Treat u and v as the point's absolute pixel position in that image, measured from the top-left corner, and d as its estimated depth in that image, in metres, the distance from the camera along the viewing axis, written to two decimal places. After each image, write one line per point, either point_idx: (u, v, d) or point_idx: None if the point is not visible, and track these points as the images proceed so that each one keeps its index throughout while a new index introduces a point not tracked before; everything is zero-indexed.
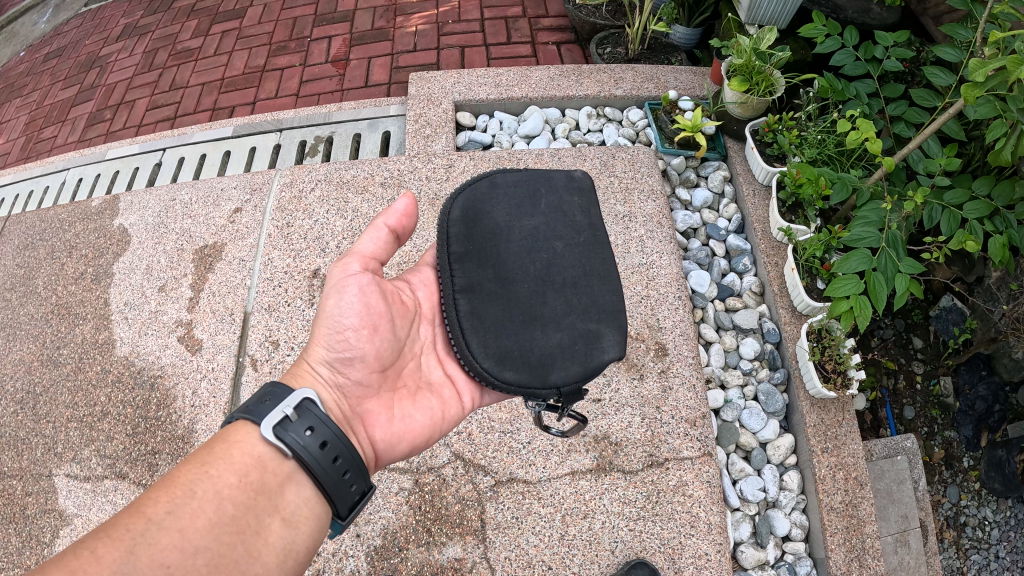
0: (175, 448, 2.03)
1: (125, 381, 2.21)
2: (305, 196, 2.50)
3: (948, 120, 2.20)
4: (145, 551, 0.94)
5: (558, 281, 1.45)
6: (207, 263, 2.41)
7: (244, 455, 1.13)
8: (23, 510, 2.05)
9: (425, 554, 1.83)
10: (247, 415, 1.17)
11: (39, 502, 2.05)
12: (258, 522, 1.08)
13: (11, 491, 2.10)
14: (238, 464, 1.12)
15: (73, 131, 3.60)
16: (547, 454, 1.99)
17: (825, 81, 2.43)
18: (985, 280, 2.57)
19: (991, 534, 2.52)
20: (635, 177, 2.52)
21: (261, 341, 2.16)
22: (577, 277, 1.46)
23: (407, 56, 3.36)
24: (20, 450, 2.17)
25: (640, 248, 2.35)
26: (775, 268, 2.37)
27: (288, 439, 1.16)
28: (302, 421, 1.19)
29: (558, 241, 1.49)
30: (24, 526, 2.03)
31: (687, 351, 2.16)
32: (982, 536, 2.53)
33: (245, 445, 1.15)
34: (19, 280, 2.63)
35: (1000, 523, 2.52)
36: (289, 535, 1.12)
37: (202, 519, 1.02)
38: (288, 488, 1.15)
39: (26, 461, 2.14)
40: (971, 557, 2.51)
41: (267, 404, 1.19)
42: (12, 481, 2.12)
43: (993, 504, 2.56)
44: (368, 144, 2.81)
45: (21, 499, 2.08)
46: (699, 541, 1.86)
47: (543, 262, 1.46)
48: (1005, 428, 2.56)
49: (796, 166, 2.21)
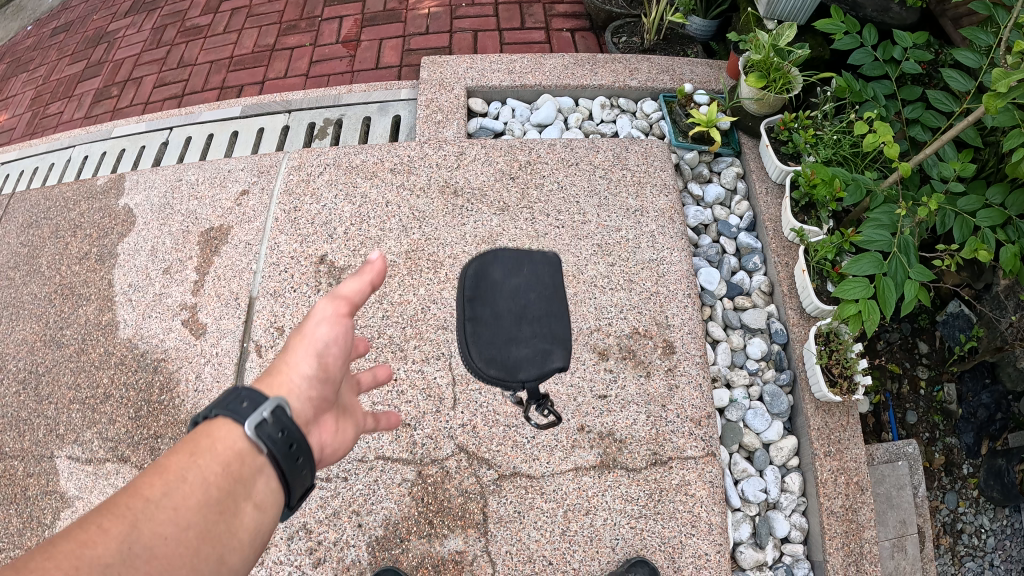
0: (177, 433, 2.08)
1: (128, 363, 2.23)
2: (313, 180, 2.44)
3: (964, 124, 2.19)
4: (147, 524, 0.92)
5: (530, 303, 1.43)
6: (213, 246, 2.37)
7: (227, 446, 1.07)
8: (24, 490, 2.10)
9: (426, 546, 1.85)
10: (225, 406, 1.09)
11: (39, 483, 2.10)
12: (236, 507, 1.04)
13: (11, 471, 2.14)
14: (223, 453, 1.06)
15: (80, 107, 3.57)
16: (551, 449, 1.97)
17: (843, 81, 2.40)
18: (994, 287, 2.57)
19: (986, 543, 2.54)
20: (647, 171, 2.39)
21: (266, 327, 2.15)
22: (544, 302, 1.44)
23: (420, 39, 3.32)
24: (21, 430, 2.21)
25: (650, 244, 2.25)
26: (786, 269, 2.33)
27: (268, 434, 1.09)
28: (280, 419, 1.11)
29: (531, 269, 1.48)
30: (24, 507, 2.07)
31: (695, 350, 2.09)
32: (977, 544, 2.55)
33: (230, 437, 1.08)
34: (22, 259, 2.62)
35: (996, 531, 2.53)
36: (261, 519, 1.08)
37: (193, 498, 1.00)
38: (262, 477, 1.10)
39: (28, 442, 2.19)
40: (966, 565, 2.53)
41: (252, 400, 1.11)
42: (14, 462, 2.15)
43: (990, 513, 2.56)
44: (377, 128, 2.75)
45: (22, 480, 2.12)
46: (699, 541, 1.86)
47: (518, 288, 1.45)
48: (1006, 437, 2.52)
49: (812, 167, 2.18)
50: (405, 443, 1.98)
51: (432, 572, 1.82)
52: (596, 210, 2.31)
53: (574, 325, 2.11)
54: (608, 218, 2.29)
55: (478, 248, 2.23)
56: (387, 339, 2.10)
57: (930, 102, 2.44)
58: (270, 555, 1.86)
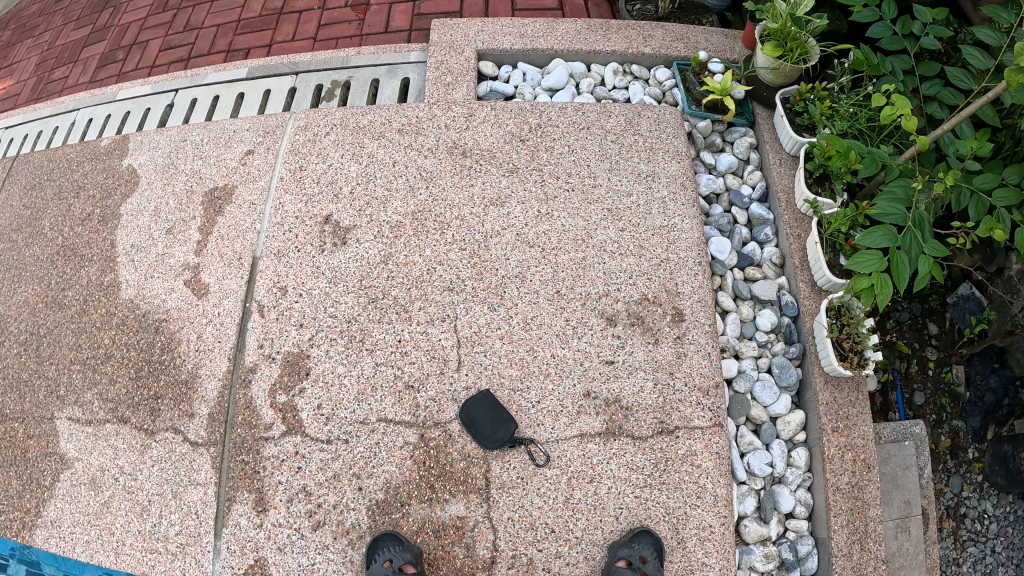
0: (178, 393, 2.08)
1: (130, 324, 2.22)
2: (319, 140, 2.38)
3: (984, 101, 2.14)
4: None
5: None
6: (216, 206, 2.33)
7: None
8: (24, 452, 2.14)
9: (427, 510, 1.87)
10: None
11: (40, 445, 2.13)
12: None
13: (13, 433, 2.18)
14: None
15: (85, 72, 3.54)
16: (556, 414, 1.94)
17: (861, 53, 2.33)
18: (1006, 272, 2.50)
19: (989, 529, 2.53)
20: (660, 137, 2.33)
21: (269, 287, 2.13)
22: None
23: (430, 2, 3.25)
24: (22, 392, 2.23)
25: (662, 210, 2.20)
26: (798, 241, 2.29)
27: None
28: None
29: None
30: (25, 469, 2.12)
31: (704, 319, 2.06)
32: (979, 529, 2.54)
33: None
34: (25, 221, 2.60)
35: (999, 518, 2.53)
36: None
37: None
38: None
39: (28, 404, 2.20)
40: (968, 550, 2.52)
41: None
42: (15, 424, 2.19)
43: (993, 499, 2.55)
44: (386, 90, 2.70)
45: (22, 442, 2.15)
46: (703, 513, 1.86)
47: None
48: (1012, 423, 2.51)
49: (827, 138, 2.12)
50: (408, 406, 1.96)
51: (432, 536, 1.85)
52: (607, 174, 2.26)
53: (583, 290, 2.08)
54: (618, 182, 2.25)
55: (486, 209, 2.20)
56: (391, 300, 2.08)
57: (949, 79, 2.37)
58: (270, 517, 1.89)
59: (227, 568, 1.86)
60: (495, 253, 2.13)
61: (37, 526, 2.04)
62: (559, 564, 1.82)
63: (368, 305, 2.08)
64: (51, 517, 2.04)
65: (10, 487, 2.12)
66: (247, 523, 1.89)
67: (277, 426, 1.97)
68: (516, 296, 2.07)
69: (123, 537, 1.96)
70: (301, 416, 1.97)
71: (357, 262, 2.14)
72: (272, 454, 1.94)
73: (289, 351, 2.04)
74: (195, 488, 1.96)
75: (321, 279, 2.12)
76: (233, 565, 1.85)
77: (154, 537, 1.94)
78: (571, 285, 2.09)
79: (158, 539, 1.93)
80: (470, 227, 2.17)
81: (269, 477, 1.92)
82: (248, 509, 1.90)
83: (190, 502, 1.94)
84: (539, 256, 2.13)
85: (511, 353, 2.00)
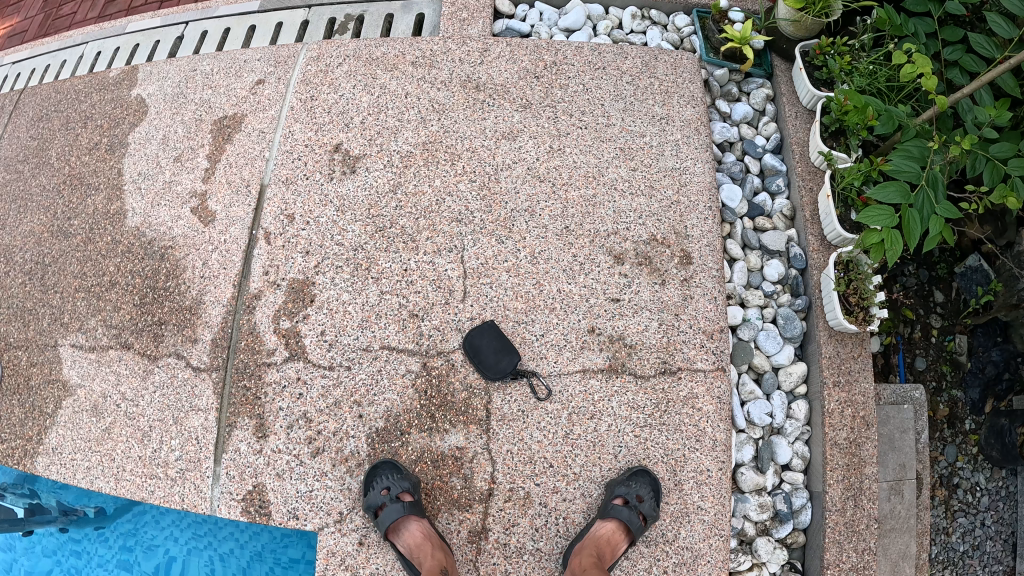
0: (183, 319, 2.08)
1: (136, 252, 2.21)
2: (331, 71, 2.35)
3: (1005, 70, 2.09)
4: None
5: None
6: (225, 134, 2.31)
7: None
8: (27, 380, 2.15)
9: (426, 440, 1.89)
10: None
11: (43, 373, 2.14)
12: None
13: (17, 360, 2.19)
14: None
15: (94, 8, 3.50)
16: (560, 348, 1.95)
17: (886, 10, 2.25)
18: (1016, 246, 2.44)
19: (981, 501, 2.55)
20: (676, 81, 2.30)
21: (276, 215, 2.12)
22: None
23: None
24: (27, 320, 2.23)
25: (675, 152, 2.19)
26: (809, 194, 2.27)
27: None
28: None
29: None
30: (28, 397, 2.13)
31: (712, 263, 2.05)
32: (971, 501, 2.55)
33: None
34: (32, 151, 2.58)
35: (991, 491, 2.55)
36: None
37: None
38: None
39: (32, 331, 2.20)
40: (958, 520, 2.54)
41: None
42: (19, 352, 2.19)
43: (987, 472, 2.55)
44: (400, 25, 2.66)
45: (26, 369, 2.16)
46: (702, 457, 1.87)
47: None
48: (1011, 398, 2.50)
49: (846, 92, 2.07)
50: (412, 334, 1.96)
51: (431, 466, 1.87)
52: (621, 114, 2.24)
53: (591, 227, 2.07)
54: (632, 123, 2.22)
55: (497, 143, 2.18)
56: (399, 230, 2.07)
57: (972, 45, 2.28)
58: (270, 443, 1.90)
59: (227, 493, 1.87)
60: (504, 185, 2.12)
61: (38, 454, 2.06)
62: (557, 499, 1.84)
63: (375, 234, 2.07)
64: (53, 444, 2.05)
65: (13, 416, 2.13)
66: (246, 449, 1.90)
67: (279, 351, 1.98)
68: (524, 230, 2.06)
69: (123, 462, 1.97)
70: (303, 341, 1.98)
71: (365, 191, 2.13)
72: (274, 380, 1.95)
73: (294, 278, 2.04)
74: (196, 414, 1.96)
75: (330, 207, 2.11)
76: (232, 491, 1.87)
77: (154, 462, 1.95)
78: (580, 222, 2.08)
79: (159, 464, 1.95)
80: (481, 159, 2.16)
81: (270, 404, 1.93)
82: (248, 435, 1.91)
83: (191, 428, 1.95)
84: (549, 191, 2.12)
85: (517, 286, 2.00)
